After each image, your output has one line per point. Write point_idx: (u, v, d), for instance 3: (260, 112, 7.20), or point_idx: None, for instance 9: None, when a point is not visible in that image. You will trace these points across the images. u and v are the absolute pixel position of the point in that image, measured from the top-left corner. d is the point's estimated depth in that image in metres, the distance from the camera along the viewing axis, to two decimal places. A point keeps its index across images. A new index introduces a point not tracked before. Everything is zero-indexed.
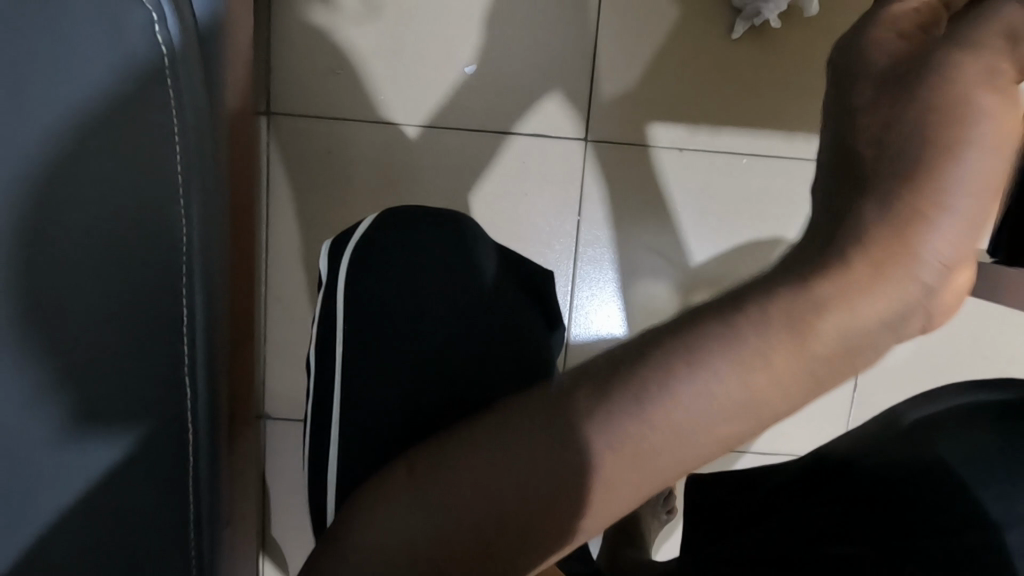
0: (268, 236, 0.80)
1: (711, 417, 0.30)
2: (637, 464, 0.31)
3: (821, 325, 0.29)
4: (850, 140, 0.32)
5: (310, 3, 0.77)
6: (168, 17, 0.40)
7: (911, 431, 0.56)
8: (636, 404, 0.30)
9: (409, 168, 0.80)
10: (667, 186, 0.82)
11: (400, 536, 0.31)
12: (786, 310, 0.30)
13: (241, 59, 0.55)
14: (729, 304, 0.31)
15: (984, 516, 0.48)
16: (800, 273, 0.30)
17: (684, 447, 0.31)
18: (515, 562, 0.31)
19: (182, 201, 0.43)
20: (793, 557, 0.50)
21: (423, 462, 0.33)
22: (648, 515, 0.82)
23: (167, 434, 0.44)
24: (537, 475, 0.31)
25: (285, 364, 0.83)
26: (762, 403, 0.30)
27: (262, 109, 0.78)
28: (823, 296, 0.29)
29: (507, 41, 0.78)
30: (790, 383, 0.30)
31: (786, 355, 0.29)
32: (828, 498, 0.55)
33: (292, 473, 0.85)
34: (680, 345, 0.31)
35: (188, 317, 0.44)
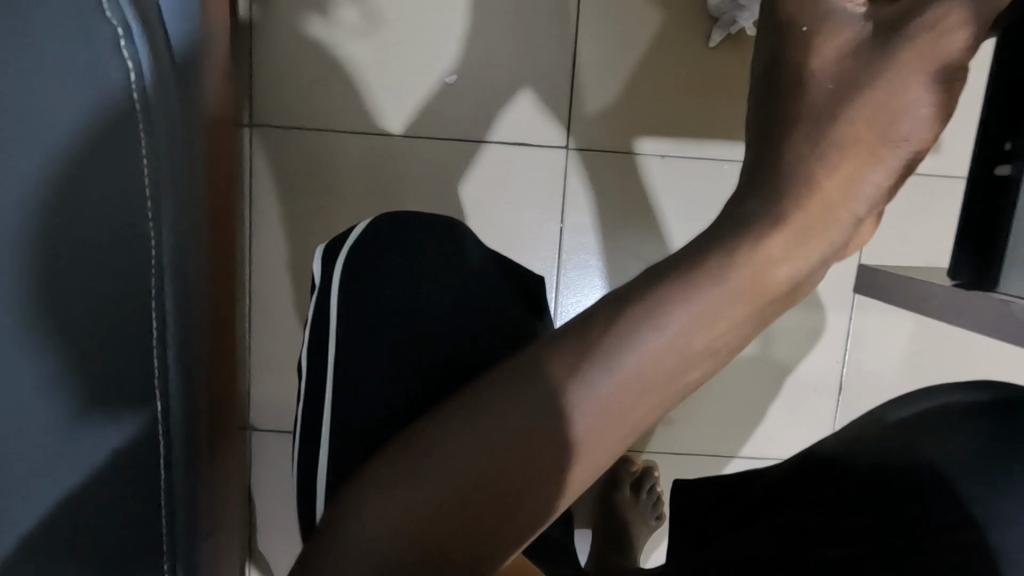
0: (252, 246, 0.81)
1: (673, 351, 0.34)
2: (613, 399, 0.33)
3: (772, 277, 0.35)
4: (799, 107, 0.40)
5: (309, 15, 0.77)
6: (142, 56, 0.38)
7: (889, 429, 0.56)
8: (607, 345, 0.33)
9: (394, 176, 0.81)
10: (654, 193, 0.82)
11: (401, 514, 0.33)
12: (738, 265, 0.35)
13: (219, 69, 0.54)
14: (688, 262, 0.36)
15: (969, 518, 0.48)
16: (745, 230, 0.36)
17: (654, 390, 0.34)
18: (522, 518, 0.33)
19: (152, 232, 0.41)
20: (782, 557, 0.49)
21: (411, 442, 0.35)
22: (637, 520, 0.83)
23: (141, 461, 0.42)
24: (531, 428, 0.33)
25: (271, 375, 0.83)
26: (718, 342, 0.35)
27: (245, 119, 0.79)
28: (764, 260, 0.35)
29: (489, 52, 0.79)
30: (739, 321, 0.35)
31: (735, 299, 0.35)
32: (818, 498, 0.54)
33: (277, 483, 0.85)
34: (644, 292, 0.35)
35: (159, 329, 0.42)
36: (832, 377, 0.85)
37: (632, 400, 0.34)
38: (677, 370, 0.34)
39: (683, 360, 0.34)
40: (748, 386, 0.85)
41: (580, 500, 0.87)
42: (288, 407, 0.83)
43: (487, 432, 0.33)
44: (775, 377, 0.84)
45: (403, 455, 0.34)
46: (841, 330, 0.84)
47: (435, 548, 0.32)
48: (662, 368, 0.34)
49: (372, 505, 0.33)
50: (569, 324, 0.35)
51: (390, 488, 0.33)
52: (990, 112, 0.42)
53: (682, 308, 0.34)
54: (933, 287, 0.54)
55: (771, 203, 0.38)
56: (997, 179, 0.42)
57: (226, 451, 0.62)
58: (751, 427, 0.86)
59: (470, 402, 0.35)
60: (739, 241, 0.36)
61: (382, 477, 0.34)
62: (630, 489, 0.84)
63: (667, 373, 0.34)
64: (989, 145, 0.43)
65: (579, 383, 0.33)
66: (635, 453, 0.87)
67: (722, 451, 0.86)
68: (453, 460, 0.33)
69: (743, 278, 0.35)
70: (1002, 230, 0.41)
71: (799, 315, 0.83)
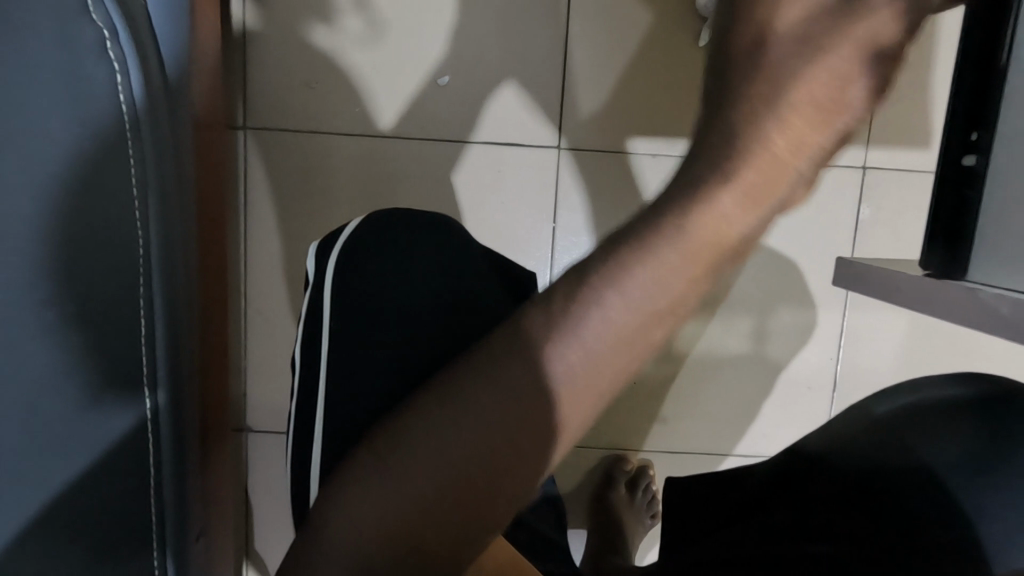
0: (247, 249, 0.81)
1: (631, 321, 0.32)
2: (573, 373, 0.32)
3: (722, 238, 0.33)
4: (749, 53, 0.36)
5: (307, 19, 0.78)
6: (132, 73, 0.38)
7: (882, 422, 0.55)
8: (563, 318, 0.33)
9: (388, 177, 0.81)
10: (647, 192, 0.82)
11: (376, 509, 0.33)
12: (689, 225, 0.33)
13: (208, 70, 0.54)
14: (642, 224, 0.34)
15: (974, 539, 0.46)
16: (692, 185, 0.34)
17: (613, 359, 0.33)
18: (495, 508, 0.33)
19: (140, 235, 0.40)
20: (769, 555, 0.50)
21: (385, 436, 0.35)
22: (632, 519, 0.84)
23: (131, 477, 0.40)
24: (499, 415, 0.33)
25: (266, 377, 0.83)
26: (677, 306, 0.33)
27: (238, 124, 0.79)
28: (714, 217, 0.33)
29: (481, 54, 0.79)
30: (694, 284, 0.33)
31: (689, 262, 0.32)
32: (806, 494, 0.55)
33: (273, 484, 0.85)
34: (597, 263, 0.33)
35: (146, 335, 0.40)
36: (826, 375, 0.85)
37: (592, 369, 0.33)
38: (634, 338, 0.32)
39: (642, 330, 0.32)
40: (742, 384, 0.85)
41: (574, 499, 0.87)
42: (283, 407, 0.84)
43: (464, 416, 0.33)
44: (769, 375, 0.85)
45: (385, 445, 0.34)
46: (834, 328, 0.84)
47: (418, 537, 0.32)
48: (620, 340, 0.32)
49: (350, 498, 0.33)
50: (534, 298, 0.35)
51: (374, 481, 0.33)
52: (957, 101, 0.41)
53: (635, 277, 0.32)
54: (898, 278, 0.52)
55: (723, 159, 0.34)
56: (964, 170, 0.41)
57: (219, 452, 0.62)
58: (746, 426, 0.86)
59: (448, 387, 0.34)
60: (686, 203, 0.33)
61: (365, 471, 0.34)
62: (625, 489, 0.84)
63: (624, 343, 0.32)
64: (955, 136, 0.42)
65: (542, 358, 0.33)
66: (631, 452, 0.86)
67: (716, 449, 0.86)
68: (433, 448, 0.33)
69: (694, 242, 0.32)
70: (971, 220, 0.41)
71: (792, 313, 0.83)
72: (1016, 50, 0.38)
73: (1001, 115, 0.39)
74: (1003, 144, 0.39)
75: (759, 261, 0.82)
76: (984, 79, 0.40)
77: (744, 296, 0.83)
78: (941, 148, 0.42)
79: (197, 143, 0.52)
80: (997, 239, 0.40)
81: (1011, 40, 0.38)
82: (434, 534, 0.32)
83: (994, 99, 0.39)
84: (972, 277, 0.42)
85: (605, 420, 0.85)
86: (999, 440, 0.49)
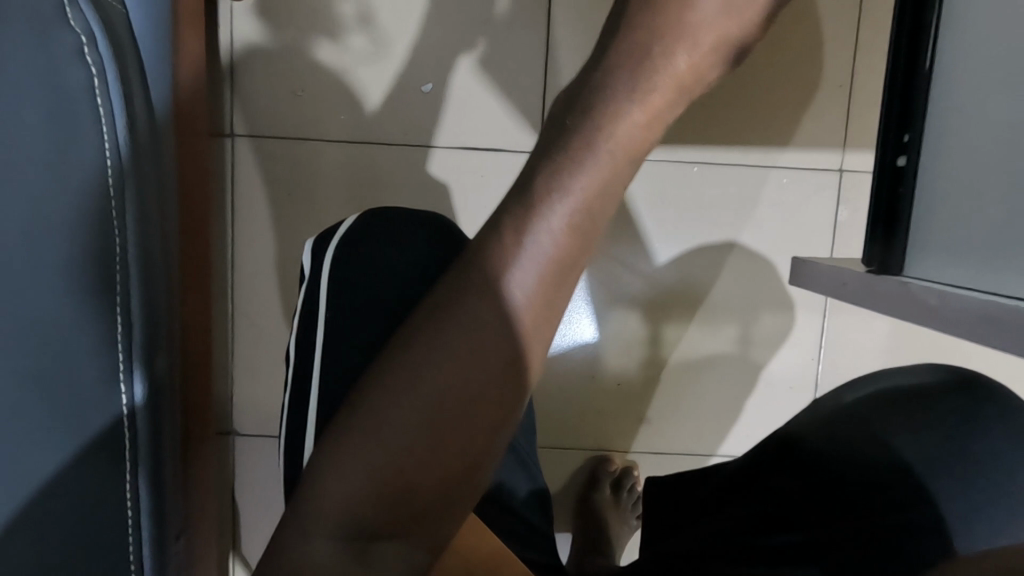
0: (234, 254, 0.82)
1: (573, 234, 0.36)
2: (536, 289, 0.35)
3: (642, 128, 0.40)
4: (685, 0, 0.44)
5: (292, 28, 0.79)
6: (109, 76, 0.39)
7: (854, 404, 0.57)
8: (519, 244, 0.36)
9: (376, 183, 0.82)
10: (633, 198, 0.82)
11: (366, 472, 0.34)
12: (609, 123, 0.39)
13: (190, 77, 0.55)
14: (568, 135, 0.39)
15: (940, 524, 0.46)
16: (612, 93, 0.40)
17: (568, 254, 0.36)
18: (478, 439, 0.35)
19: (117, 234, 0.39)
20: (728, 544, 0.51)
21: (361, 402, 0.35)
22: (616, 522, 0.86)
23: (106, 479, 0.40)
24: (471, 348, 0.35)
25: (254, 381, 0.84)
26: (612, 192, 0.39)
27: (226, 132, 0.81)
28: (632, 114, 0.40)
29: (465, 62, 0.80)
30: (624, 166, 0.39)
31: (621, 154, 0.39)
32: (772, 488, 0.56)
33: (260, 487, 0.86)
34: (532, 194, 0.37)
35: (124, 353, 0.40)
36: (809, 376, 0.86)
37: (552, 273, 0.36)
38: (584, 233, 0.37)
39: (582, 242, 0.37)
40: (726, 386, 0.86)
41: (561, 499, 0.88)
42: (270, 411, 0.85)
43: (449, 367, 0.34)
44: (751, 377, 0.86)
45: (368, 408, 0.35)
46: (813, 330, 0.85)
47: (412, 483, 0.34)
48: (569, 254, 0.36)
49: (337, 465, 0.34)
50: (481, 236, 0.37)
51: (363, 442, 0.34)
52: (889, 110, 0.45)
53: (575, 198, 0.37)
54: (844, 275, 0.53)
55: (617, 101, 0.40)
56: (896, 169, 0.45)
57: (201, 453, 0.62)
58: (729, 426, 0.87)
59: (422, 336, 0.35)
60: (597, 136, 0.39)
61: (352, 435, 0.35)
62: (610, 489, 0.85)
63: (577, 240, 0.37)
64: (889, 140, 0.46)
65: (502, 287, 0.35)
66: (617, 452, 0.87)
67: (701, 450, 0.87)
68: (418, 395, 0.34)
69: (612, 166, 0.38)
70: (903, 218, 0.45)
71: (772, 316, 0.85)
72: (935, 65, 0.42)
73: (926, 120, 0.43)
74: (930, 149, 0.43)
75: (739, 262, 0.83)
76: (910, 87, 0.44)
77: (725, 296, 0.84)
78: (878, 149, 0.46)
79: (178, 142, 0.53)
80: (933, 234, 0.43)
81: (933, 55, 0.42)
82: (433, 488, 0.34)
83: (919, 107, 0.44)
84: (908, 272, 0.46)
85: (589, 420, 0.86)
86: (966, 430, 0.52)
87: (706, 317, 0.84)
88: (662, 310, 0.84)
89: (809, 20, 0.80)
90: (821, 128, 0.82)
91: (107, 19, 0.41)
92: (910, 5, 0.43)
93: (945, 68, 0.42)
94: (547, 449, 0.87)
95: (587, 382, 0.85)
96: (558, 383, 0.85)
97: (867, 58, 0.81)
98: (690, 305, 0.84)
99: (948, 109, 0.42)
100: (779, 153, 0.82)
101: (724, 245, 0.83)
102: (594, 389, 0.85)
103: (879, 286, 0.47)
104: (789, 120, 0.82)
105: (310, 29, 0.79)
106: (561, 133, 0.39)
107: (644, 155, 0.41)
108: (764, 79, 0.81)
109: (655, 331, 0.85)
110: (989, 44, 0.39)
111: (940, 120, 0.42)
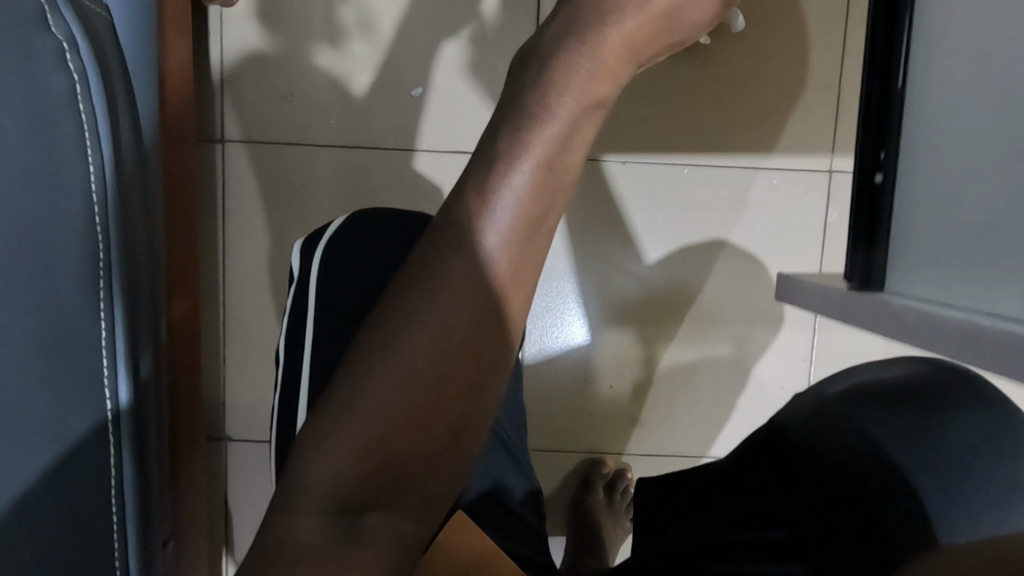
0: (225, 257, 0.82)
1: (537, 193, 0.35)
2: (503, 253, 0.34)
3: (600, 66, 0.37)
4: None
5: (281, 34, 0.79)
6: (92, 82, 0.39)
7: (840, 396, 0.58)
8: (482, 209, 0.34)
9: (369, 187, 0.82)
10: (621, 201, 0.82)
11: (346, 457, 0.33)
12: (565, 69, 0.37)
13: (176, 81, 0.55)
14: (526, 87, 0.37)
15: (925, 519, 0.46)
16: (571, 38, 0.38)
17: (534, 211, 0.35)
18: (457, 411, 0.34)
19: (100, 240, 0.39)
20: (715, 540, 0.51)
21: (335, 386, 0.34)
22: (609, 524, 0.86)
23: (89, 489, 0.40)
24: (444, 318, 0.34)
25: (246, 386, 0.84)
26: (574, 141, 0.36)
27: (216, 138, 0.81)
28: (589, 57, 0.37)
29: (453, 67, 0.81)
30: (585, 110, 0.37)
31: (582, 98, 0.36)
32: (758, 481, 0.56)
33: (254, 491, 0.86)
34: (493, 154, 0.35)
35: (109, 362, 0.40)
36: (800, 376, 0.86)
37: (523, 234, 0.35)
38: (548, 190, 0.35)
39: (548, 199, 0.35)
40: (717, 387, 0.86)
41: (553, 502, 0.88)
42: (263, 416, 0.84)
43: (426, 343, 0.34)
44: (745, 377, 0.86)
45: (346, 388, 0.34)
46: (806, 329, 0.85)
47: (394, 460, 0.33)
48: (534, 214, 0.35)
49: (315, 452, 0.33)
50: (446, 203, 0.36)
51: (344, 424, 0.33)
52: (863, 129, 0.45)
53: (534, 152, 0.35)
54: (826, 293, 0.52)
55: (574, 44, 0.37)
56: (873, 188, 0.45)
57: (189, 456, 0.62)
58: (722, 427, 0.87)
59: (393, 310, 0.34)
60: (556, 85, 0.36)
61: (333, 416, 0.34)
62: (603, 491, 0.86)
63: (540, 197, 0.35)
64: (865, 155, 0.46)
65: (472, 253, 0.34)
66: (611, 454, 0.87)
67: (695, 451, 0.87)
68: (393, 370, 0.33)
69: (575, 115, 0.36)
70: (884, 226, 0.45)
71: (762, 317, 0.85)
72: (910, 74, 0.43)
73: (902, 132, 0.44)
74: (910, 152, 0.43)
75: (729, 262, 0.84)
76: (886, 94, 0.44)
77: (717, 296, 0.84)
78: (855, 165, 0.46)
79: (162, 145, 0.53)
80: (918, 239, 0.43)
81: (904, 65, 0.43)
82: (421, 466, 0.34)
83: (893, 119, 0.44)
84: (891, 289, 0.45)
85: (582, 422, 0.86)
86: (947, 416, 0.53)
87: (698, 318, 0.84)
88: (653, 313, 0.84)
89: (797, 22, 0.81)
90: (811, 129, 0.82)
91: (87, 25, 0.41)
92: (881, 22, 0.44)
93: (919, 77, 0.43)
94: (543, 452, 0.87)
95: (578, 384, 0.85)
96: (550, 386, 0.85)
97: (855, 59, 0.82)
98: (684, 306, 0.84)
99: (926, 112, 0.42)
100: (768, 155, 0.82)
101: (717, 246, 0.83)
102: (586, 392, 0.85)
103: (859, 301, 0.46)
104: (778, 122, 0.82)
105: (299, 34, 0.80)
106: (517, 87, 0.37)
107: (612, 103, 0.38)
108: (752, 81, 0.81)
109: (648, 332, 0.84)
110: (963, 47, 0.39)
111: (919, 123, 0.43)
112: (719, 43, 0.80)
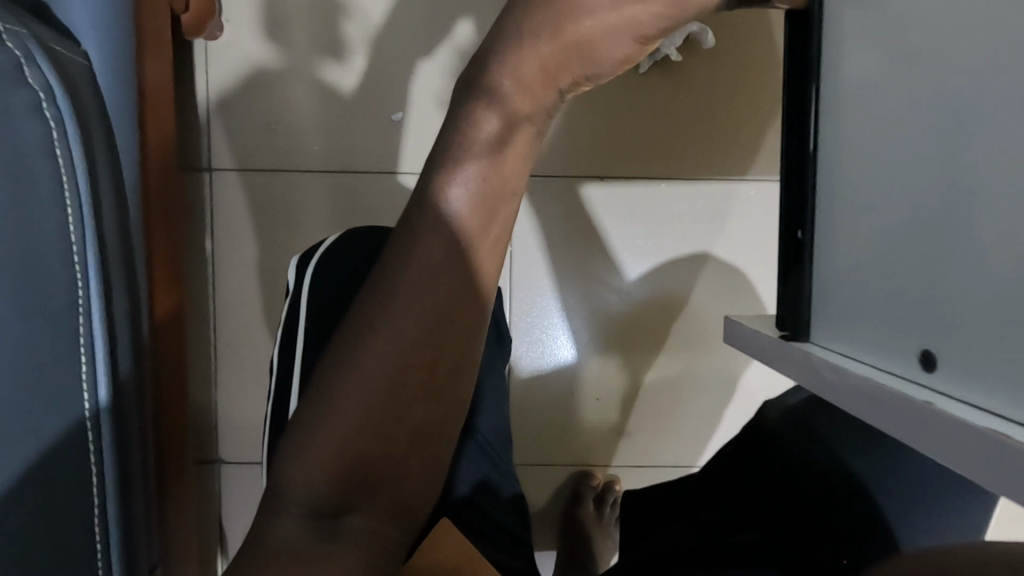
0: (214, 281, 0.84)
1: (480, 203, 0.38)
2: (453, 261, 0.38)
3: (528, 82, 0.39)
4: None
5: (263, 68, 0.82)
6: (68, 128, 0.40)
7: (805, 408, 0.62)
8: (431, 224, 0.38)
9: (355, 210, 0.84)
10: (600, 219, 0.84)
11: (320, 463, 0.36)
12: (496, 87, 0.39)
13: (158, 114, 0.57)
14: (466, 106, 0.39)
15: (880, 520, 0.53)
16: (502, 60, 0.39)
17: (480, 221, 0.38)
18: (420, 408, 0.37)
19: (79, 278, 0.40)
20: (696, 545, 0.52)
21: (309, 398, 0.37)
22: (600, 536, 0.88)
23: (71, 526, 0.40)
24: (400, 323, 0.37)
25: (238, 409, 0.85)
26: (510, 154, 0.39)
27: (203, 166, 0.83)
28: (514, 72, 0.39)
29: (431, 90, 0.83)
30: (519, 123, 0.39)
31: (519, 113, 0.39)
32: (731, 491, 0.58)
33: (240, 512, 0.87)
34: (437, 172, 0.38)
35: (89, 386, 0.40)
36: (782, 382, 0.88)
37: (474, 242, 0.38)
38: (491, 200, 0.38)
39: (491, 207, 0.39)
40: (703, 397, 0.87)
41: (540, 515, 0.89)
42: (254, 439, 0.85)
43: (387, 348, 0.37)
44: (729, 386, 0.87)
45: (316, 398, 0.37)
46: None
47: (365, 458, 0.36)
48: (478, 223, 0.38)
49: (292, 459, 0.36)
50: (401, 220, 0.39)
51: (314, 433, 0.36)
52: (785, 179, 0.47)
53: (473, 168, 0.38)
54: (759, 337, 0.50)
55: (502, 62, 0.39)
56: (797, 243, 0.47)
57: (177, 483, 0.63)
58: (709, 437, 0.87)
59: (356, 322, 0.38)
60: (490, 102, 0.39)
61: (307, 426, 0.36)
62: (592, 505, 0.86)
63: (484, 208, 0.38)
64: (796, 202, 0.46)
65: (423, 264, 0.37)
66: (599, 467, 0.87)
67: (685, 461, 0.88)
68: (356, 376, 0.37)
69: (508, 131, 0.39)
70: (808, 258, 0.46)
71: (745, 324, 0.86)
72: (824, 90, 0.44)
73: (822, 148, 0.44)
74: (825, 169, 0.44)
75: (711, 273, 0.85)
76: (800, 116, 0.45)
77: (698, 307, 0.85)
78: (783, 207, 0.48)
79: (149, 177, 0.54)
80: (839, 248, 0.43)
81: (820, 118, 0.44)
82: (389, 467, 0.37)
83: (812, 168, 0.45)
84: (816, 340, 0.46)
85: (571, 437, 0.87)
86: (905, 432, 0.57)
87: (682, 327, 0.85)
88: (637, 325, 0.85)
89: (763, 37, 0.83)
90: None
91: (64, 73, 0.42)
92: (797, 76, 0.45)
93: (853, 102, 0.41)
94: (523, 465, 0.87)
95: (564, 398, 0.86)
96: (539, 399, 0.86)
97: None
98: (668, 318, 0.85)
99: (840, 125, 0.43)
100: (745, 170, 0.84)
101: (696, 255, 0.85)
102: (574, 406, 0.86)
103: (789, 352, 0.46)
104: (751, 134, 0.84)
105: (280, 66, 0.82)
106: (454, 107, 0.40)
107: (542, 115, 0.40)
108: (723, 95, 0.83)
109: (631, 345, 0.86)
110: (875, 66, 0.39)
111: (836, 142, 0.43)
112: (689, 58, 0.83)
